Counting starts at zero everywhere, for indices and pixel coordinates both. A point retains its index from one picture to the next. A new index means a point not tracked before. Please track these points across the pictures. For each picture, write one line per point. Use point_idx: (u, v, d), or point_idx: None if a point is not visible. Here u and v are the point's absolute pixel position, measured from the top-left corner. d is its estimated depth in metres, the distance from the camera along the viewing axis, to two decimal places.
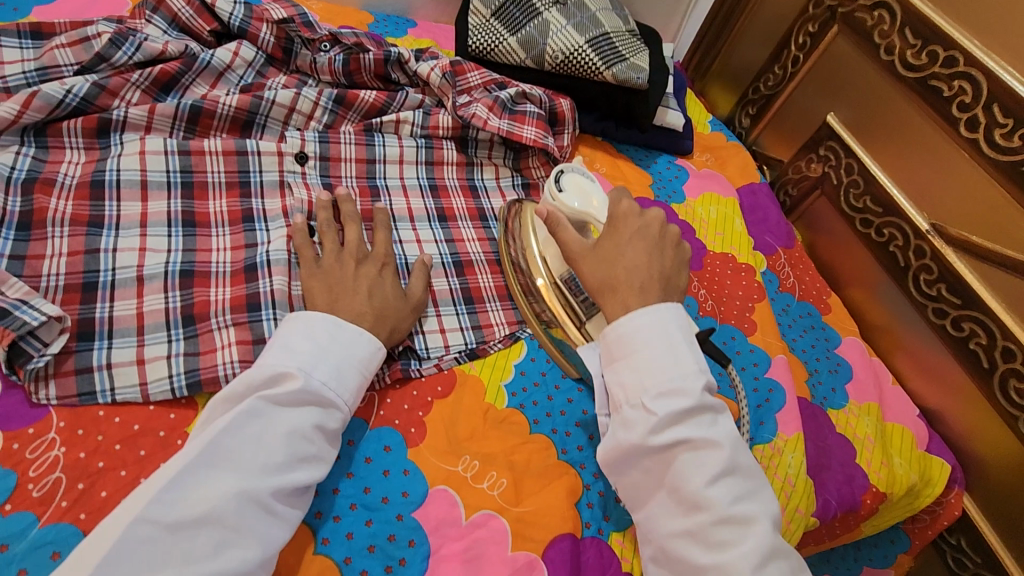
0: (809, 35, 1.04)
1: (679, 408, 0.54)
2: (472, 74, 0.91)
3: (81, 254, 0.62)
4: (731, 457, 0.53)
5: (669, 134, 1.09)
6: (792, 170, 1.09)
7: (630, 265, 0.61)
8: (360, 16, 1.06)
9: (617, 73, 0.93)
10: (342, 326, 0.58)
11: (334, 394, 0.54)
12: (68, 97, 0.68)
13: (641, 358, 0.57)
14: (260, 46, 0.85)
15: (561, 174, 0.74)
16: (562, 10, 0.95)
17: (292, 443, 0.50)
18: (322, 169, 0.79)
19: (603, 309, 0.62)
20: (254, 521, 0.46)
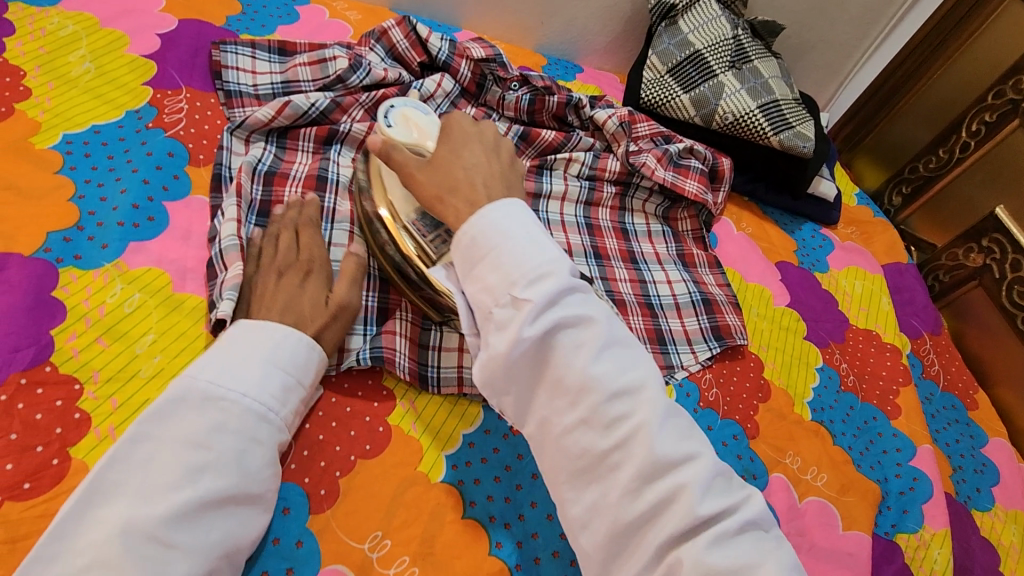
0: (985, 123, 1.03)
1: (606, 368, 0.47)
2: (641, 125, 0.96)
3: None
4: (609, 330, 0.50)
5: (819, 203, 1.10)
6: (946, 256, 1.06)
7: (504, 211, 0.54)
8: (535, 58, 1.15)
9: (784, 140, 0.95)
10: (251, 328, 0.55)
11: (241, 395, 0.51)
12: (311, 110, 0.78)
13: (555, 321, 0.48)
14: (457, 80, 0.94)
15: (389, 109, 0.72)
16: (737, 74, 0.98)
17: (189, 457, 0.47)
18: None
19: (488, 275, 0.51)
20: (146, 556, 0.42)
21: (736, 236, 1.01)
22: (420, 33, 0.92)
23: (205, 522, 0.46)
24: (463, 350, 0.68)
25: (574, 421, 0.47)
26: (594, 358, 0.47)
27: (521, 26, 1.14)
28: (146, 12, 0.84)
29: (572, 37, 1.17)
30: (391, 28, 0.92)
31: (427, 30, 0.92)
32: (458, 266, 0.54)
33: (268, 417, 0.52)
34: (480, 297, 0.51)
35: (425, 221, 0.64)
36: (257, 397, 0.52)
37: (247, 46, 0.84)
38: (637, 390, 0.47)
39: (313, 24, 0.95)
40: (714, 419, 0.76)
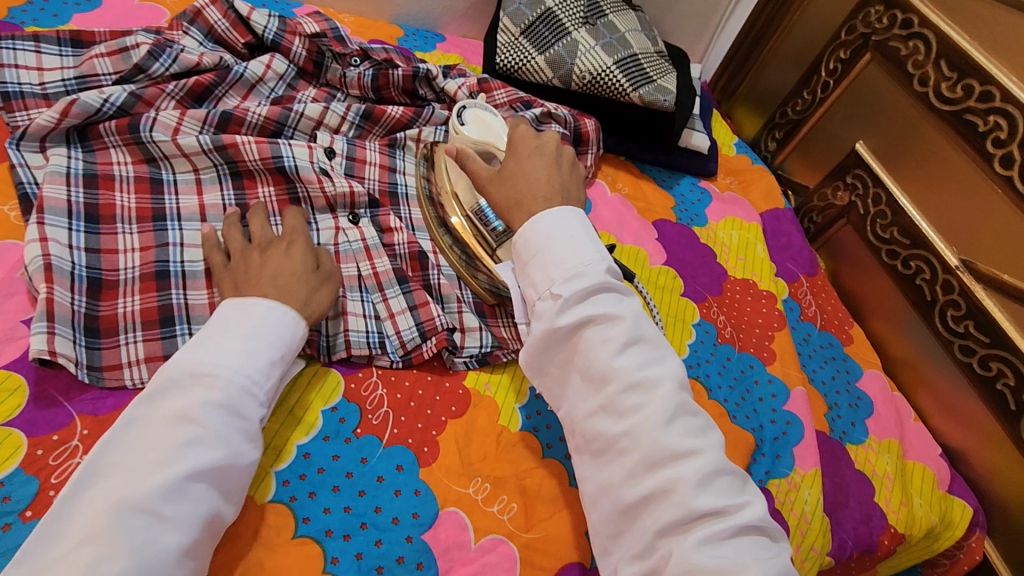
0: (841, 61, 1.03)
1: (628, 360, 0.53)
2: (498, 92, 0.91)
3: (152, 248, 0.65)
4: (632, 328, 0.55)
5: (693, 156, 1.09)
6: (818, 197, 1.08)
7: (562, 217, 0.61)
8: (390, 29, 1.07)
9: (644, 95, 0.93)
10: (241, 308, 0.55)
11: (224, 372, 0.51)
12: (105, 106, 0.69)
13: (583, 314, 0.55)
14: (291, 59, 0.86)
15: (464, 109, 0.78)
16: (592, 31, 0.94)
17: (173, 435, 0.46)
18: (347, 168, 0.79)
19: (534, 272, 0.59)
20: (137, 526, 0.42)
21: (610, 198, 0.99)
22: (239, 10, 0.84)
23: (193, 493, 0.45)
24: (347, 313, 0.67)
25: (594, 407, 0.53)
26: (617, 353, 0.53)
27: None
28: None
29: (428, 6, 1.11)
30: (205, 8, 0.83)
31: (247, 7, 0.84)
32: (517, 269, 0.61)
33: (253, 393, 0.52)
34: (527, 292, 0.59)
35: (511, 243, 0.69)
36: (240, 373, 0.51)
37: (29, 38, 0.74)
38: (657, 384, 0.52)
39: (119, 10, 0.85)
40: None
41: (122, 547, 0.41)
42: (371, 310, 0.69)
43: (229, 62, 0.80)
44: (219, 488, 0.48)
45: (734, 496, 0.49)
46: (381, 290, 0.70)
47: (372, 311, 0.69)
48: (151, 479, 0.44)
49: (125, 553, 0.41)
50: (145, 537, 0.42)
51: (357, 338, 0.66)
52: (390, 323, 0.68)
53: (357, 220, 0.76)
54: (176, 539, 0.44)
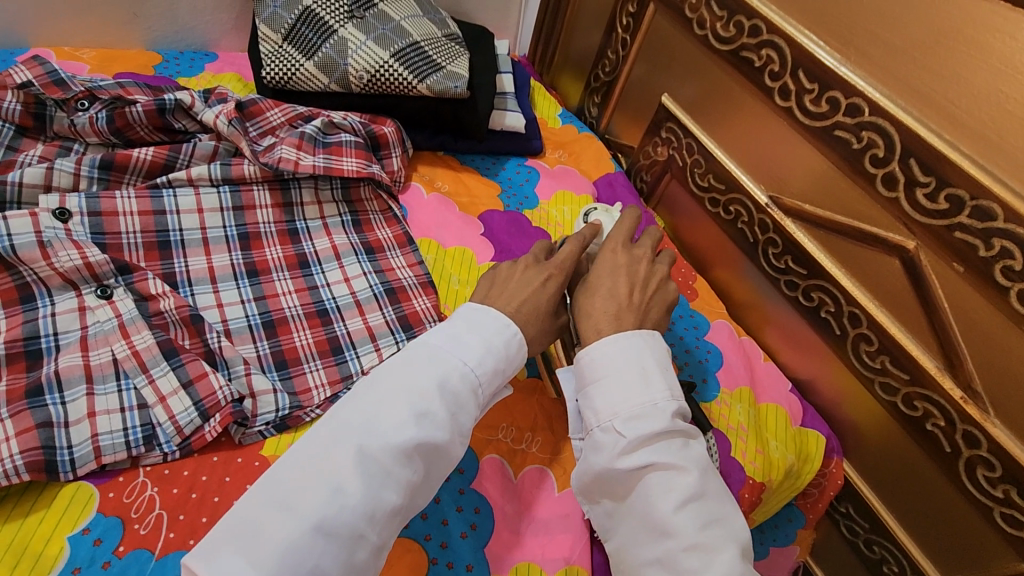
0: (631, 15, 1.00)
1: (687, 519, 0.49)
2: (271, 112, 0.82)
3: None
4: (700, 483, 0.51)
5: (514, 137, 1.04)
6: (642, 156, 1.06)
7: (630, 342, 0.58)
8: (146, 58, 0.94)
9: (432, 85, 0.86)
10: (478, 308, 0.58)
11: (465, 361, 0.53)
12: None
13: (644, 459, 0.52)
14: (4, 117, 0.74)
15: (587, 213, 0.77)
16: (361, 25, 0.86)
17: (407, 406, 0.49)
18: (93, 225, 0.68)
19: (597, 400, 0.56)
20: (376, 475, 0.46)
21: (428, 201, 0.92)
22: None
23: (409, 467, 0.48)
24: (96, 414, 0.57)
25: (651, 557, 0.50)
26: (675, 507, 0.50)
27: (111, 21, 0.92)
28: None
29: (189, 24, 0.98)
30: None
31: None
32: (575, 381, 0.59)
33: (476, 380, 0.53)
34: (585, 414, 0.57)
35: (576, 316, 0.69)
36: (479, 361, 0.54)
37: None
38: (718, 548, 0.49)
39: None
40: None
41: (359, 488, 0.45)
42: (133, 400, 0.59)
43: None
44: (428, 467, 0.50)
45: None
46: (145, 371, 0.60)
47: (135, 401, 0.59)
48: (390, 437, 0.47)
49: (354, 495, 0.45)
50: (377, 488, 0.46)
51: (110, 442, 0.56)
52: (161, 407, 0.59)
53: (109, 293, 0.64)
54: (390, 499, 0.47)
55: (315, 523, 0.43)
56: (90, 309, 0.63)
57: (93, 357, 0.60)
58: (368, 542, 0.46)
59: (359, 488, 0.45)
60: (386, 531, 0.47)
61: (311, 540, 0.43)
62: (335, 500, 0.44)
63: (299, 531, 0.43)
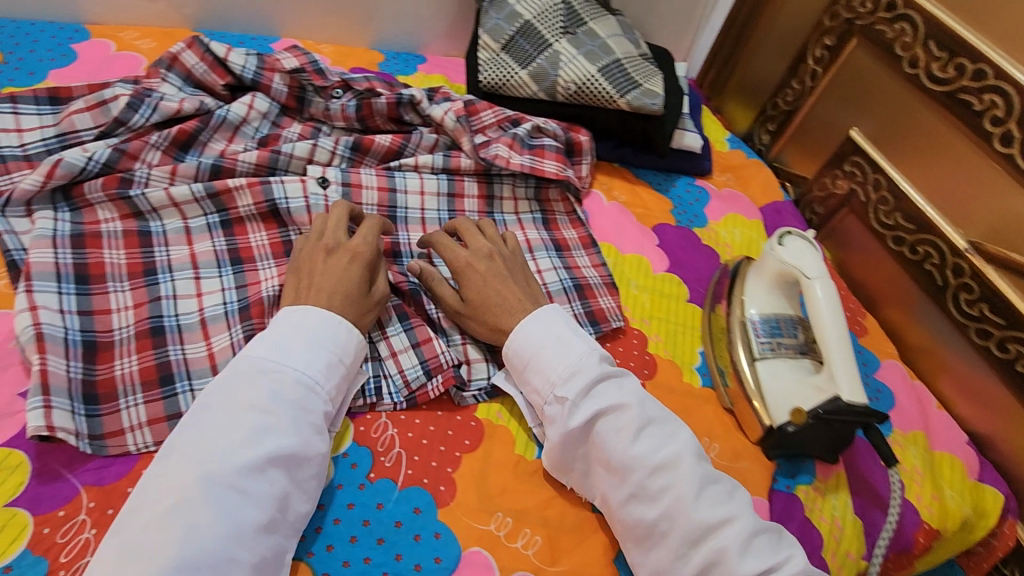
0: (827, 48, 1.01)
1: (645, 446, 0.56)
2: (485, 114, 0.89)
3: (146, 304, 0.64)
4: (641, 411, 0.59)
5: (688, 156, 1.07)
6: (817, 187, 1.06)
7: (529, 326, 0.65)
8: (371, 56, 1.06)
9: (632, 100, 0.91)
10: (293, 312, 0.59)
11: (294, 368, 0.55)
12: (90, 164, 0.69)
13: (592, 408, 0.59)
14: (274, 96, 0.85)
15: (787, 234, 0.80)
16: (572, 40, 0.93)
17: (249, 421, 0.51)
18: (344, 195, 0.77)
19: (535, 381, 0.63)
20: (225, 500, 0.47)
21: (608, 208, 0.97)
22: (216, 52, 0.82)
23: (271, 475, 0.50)
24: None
25: (625, 496, 0.56)
26: (634, 441, 0.57)
27: (348, 22, 1.05)
28: None
29: (408, 28, 1.09)
30: (182, 53, 0.82)
31: (223, 48, 0.82)
32: (511, 373, 0.66)
33: (316, 386, 0.56)
34: (532, 397, 0.63)
35: (761, 328, 0.79)
36: (308, 370, 0.56)
37: (7, 102, 0.72)
38: (675, 469, 0.56)
39: (97, 62, 0.85)
40: None
41: (212, 518, 0.46)
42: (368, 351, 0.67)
43: (209, 106, 0.79)
44: (291, 474, 0.52)
45: (774, 555, 0.53)
46: (382, 329, 0.69)
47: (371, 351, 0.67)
48: (235, 458, 0.49)
49: (213, 525, 0.45)
50: (230, 514, 0.47)
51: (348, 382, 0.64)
52: (393, 361, 0.67)
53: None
54: (253, 514, 0.48)
55: (174, 564, 0.43)
56: None
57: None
58: (239, 563, 0.46)
59: (212, 518, 0.45)
60: (262, 549, 0.48)
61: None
62: (194, 534, 0.45)
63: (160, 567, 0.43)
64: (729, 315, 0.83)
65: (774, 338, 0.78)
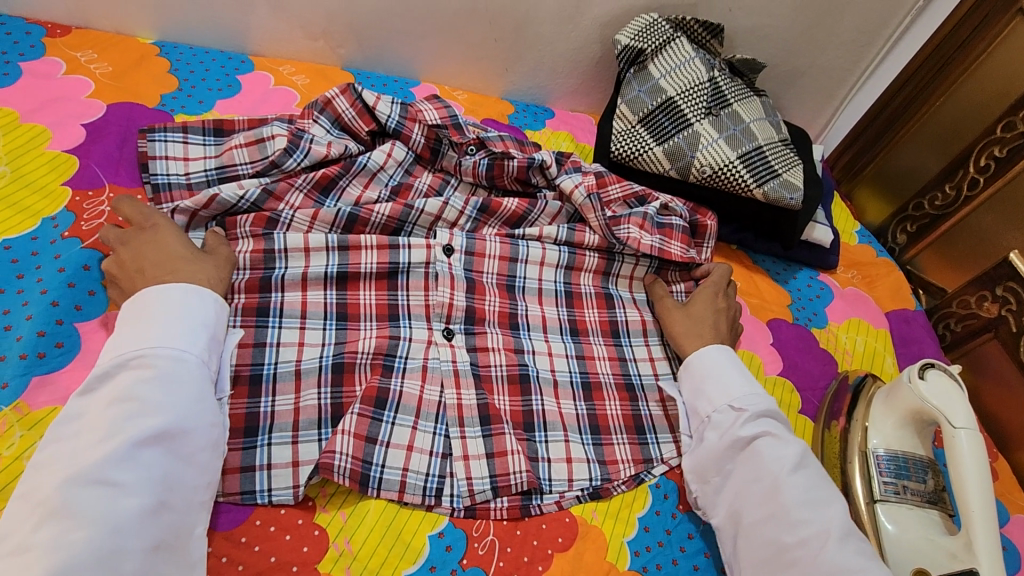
0: (995, 159, 0.94)
1: (803, 480, 0.62)
2: (614, 187, 0.88)
3: (250, 347, 0.66)
4: (804, 453, 0.65)
5: (813, 248, 1.01)
6: (957, 303, 0.97)
7: (722, 352, 0.73)
8: (502, 106, 1.07)
9: (770, 192, 0.87)
10: (141, 298, 0.59)
11: (152, 345, 0.55)
12: (240, 202, 0.73)
13: (763, 428, 0.66)
14: (410, 146, 0.87)
15: (929, 366, 0.73)
16: (715, 122, 0.90)
17: (116, 411, 0.51)
18: (466, 263, 0.78)
19: (708, 392, 0.70)
20: (97, 494, 0.47)
21: None
22: (366, 100, 0.84)
23: (146, 458, 0.50)
24: (412, 449, 0.64)
25: (765, 516, 0.61)
26: (792, 471, 0.63)
27: (485, 72, 1.06)
28: (72, 99, 0.79)
29: (540, 82, 1.09)
30: (335, 97, 0.85)
31: (373, 96, 0.84)
32: (686, 383, 0.73)
33: (185, 357, 0.56)
34: (698, 404, 0.70)
35: (884, 465, 0.72)
36: (171, 342, 0.56)
37: (178, 130, 0.77)
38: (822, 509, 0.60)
39: (256, 95, 0.90)
40: (696, 524, 0.68)
41: (82, 520, 0.45)
42: (441, 446, 0.65)
43: (351, 152, 0.82)
44: (175, 452, 0.52)
45: None
46: (461, 426, 0.66)
47: (442, 448, 0.65)
48: (94, 457, 0.48)
49: (86, 526, 0.45)
50: (104, 505, 0.47)
51: (414, 482, 0.62)
52: (462, 465, 0.64)
53: (451, 336, 0.73)
54: (135, 500, 0.48)
55: (52, 569, 0.43)
56: (435, 344, 0.71)
57: (425, 391, 0.68)
58: (131, 552, 0.46)
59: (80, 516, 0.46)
60: (154, 530, 0.48)
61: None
62: (63, 541, 0.44)
63: None
64: (846, 432, 0.78)
65: (899, 479, 0.71)
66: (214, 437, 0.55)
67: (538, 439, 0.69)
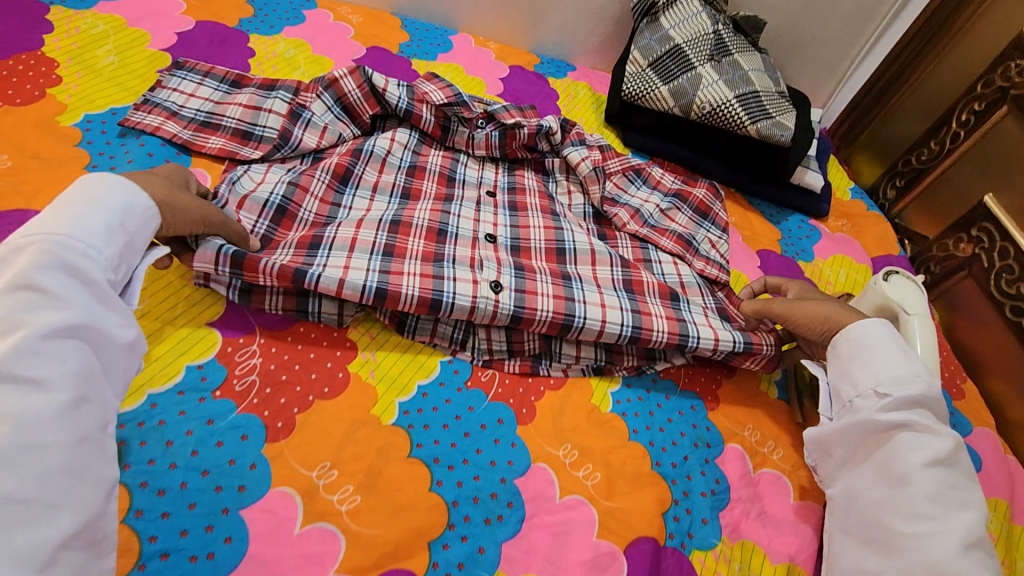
0: (974, 114, 1.03)
1: (935, 476, 0.59)
2: (612, 162, 0.96)
3: (328, 203, 0.77)
4: (951, 451, 0.61)
5: (806, 194, 1.10)
6: (937, 247, 1.06)
7: (876, 328, 0.70)
8: (529, 57, 1.20)
9: (761, 129, 0.98)
10: (58, 192, 0.50)
11: (56, 231, 0.46)
12: (272, 198, 0.73)
13: (904, 418, 0.63)
14: (420, 126, 0.91)
15: (893, 274, 0.81)
16: (716, 67, 1.01)
17: (5, 302, 0.41)
18: None
19: (858, 373, 0.68)
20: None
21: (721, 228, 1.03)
22: (375, 83, 0.87)
23: (55, 350, 0.41)
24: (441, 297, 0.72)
25: (884, 500, 0.61)
26: (928, 466, 0.60)
27: (516, 27, 1.20)
28: (167, 14, 0.95)
29: (565, 38, 1.22)
30: (342, 77, 0.86)
31: (382, 80, 0.87)
32: (836, 359, 0.71)
33: (95, 253, 0.47)
34: (844, 385, 0.69)
35: None
36: (83, 232, 0.47)
37: (200, 73, 0.86)
38: (950, 513, 0.57)
39: (318, 26, 1.05)
40: (672, 389, 0.78)
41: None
42: None
43: (344, 139, 0.86)
44: (85, 350, 0.44)
45: None
46: (497, 269, 0.74)
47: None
48: None
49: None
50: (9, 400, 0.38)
51: (443, 329, 0.72)
52: None
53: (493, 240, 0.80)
54: (51, 392, 0.40)
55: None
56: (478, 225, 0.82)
57: (472, 253, 0.76)
58: (56, 446, 0.39)
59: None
60: (77, 429, 0.41)
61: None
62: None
63: None
64: None
65: None
66: (124, 339, 0.48)
67: (574, 285, 0.75)
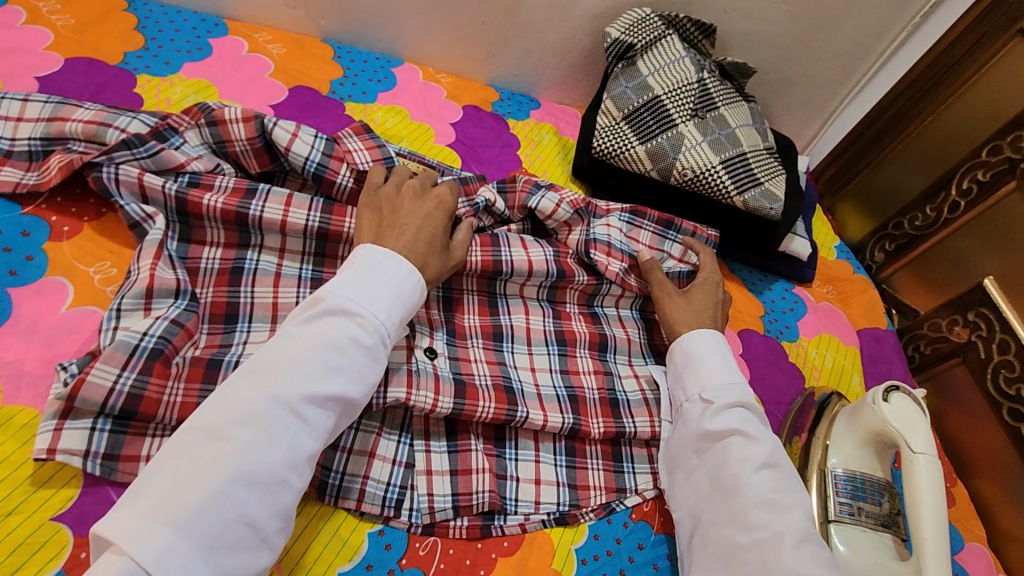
0: (978, 183, 0.94)
1: (762, 480, 0.59)
2: (560, 209, 0.77)
3: (216, 347, 0.61)
4: (772, 452, 0.61)
5: (791, 261, 1.00)
6: (928, 325, 0.98)
7: (705, 337, 0.70)
8: (485, 92, 1.04)
9: (749, 200, 0.86)
10: (378, 255, 0.57)
11: (371, 310, 0.54)
12: (144, 339, 0.56)
13: (729, 425, 0.63)
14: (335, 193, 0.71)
15: (894, 388, 0.72)
16: (700, 124, 0.88)
17: (326, 355, 0.50)
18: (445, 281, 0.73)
19: (685, 379, 0.69)
20: (287, 425, 0.47)
21: None
22: (278, 138, 0.69)
23: (318, 416, 0.49)
24: (374, 457, 0.61)
25: (723, 516, 0.59)
26: (754, 471, 0.60)
27: (470, 57, 1.03)
28: (27, 50, 0.75)
29: (528, 70, 1.06)
30: (233, 121, 0.69)
31: (287, 134, 0.69)
32: (671, 371, 0.71)
33: (385, 336, 0.55)
34: (676, 393, 0.70)
35: (846, 484, 0.71)
36: (384, 314, 0.54)
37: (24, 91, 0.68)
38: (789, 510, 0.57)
39: (227, 60, 0.86)
40: (646, 535, 0.67)
41: (274, 442, 0.46)
42: (404, 456, 0.62)
43: (225, 172, 0.69)
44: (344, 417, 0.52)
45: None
46: (426, 438, 0.63)
47: (405, 458, 0.62)
48: (298, 387, 0.48)
49: (275, 446, 0.46)
50: (294, 440, 0.47)
51: (373, 492, 0.59)
52: (424, 479, 0.61)
53: (435, 356, 0.66)
54: (309, 442, 0.48)
55: (236, 473, 0.44)
56: (415, 349, 0.65)
57: (413, 396, 0.61)
58: (289, 486, 0.47)
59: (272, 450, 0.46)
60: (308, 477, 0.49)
61: (232, 492, 0.44)
62: (251, 452, 0.45)
63: (218, 477, 0.43)
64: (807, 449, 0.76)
65: (865, 497, 0.71)
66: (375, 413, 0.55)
67: (508, 454, 0.66)
